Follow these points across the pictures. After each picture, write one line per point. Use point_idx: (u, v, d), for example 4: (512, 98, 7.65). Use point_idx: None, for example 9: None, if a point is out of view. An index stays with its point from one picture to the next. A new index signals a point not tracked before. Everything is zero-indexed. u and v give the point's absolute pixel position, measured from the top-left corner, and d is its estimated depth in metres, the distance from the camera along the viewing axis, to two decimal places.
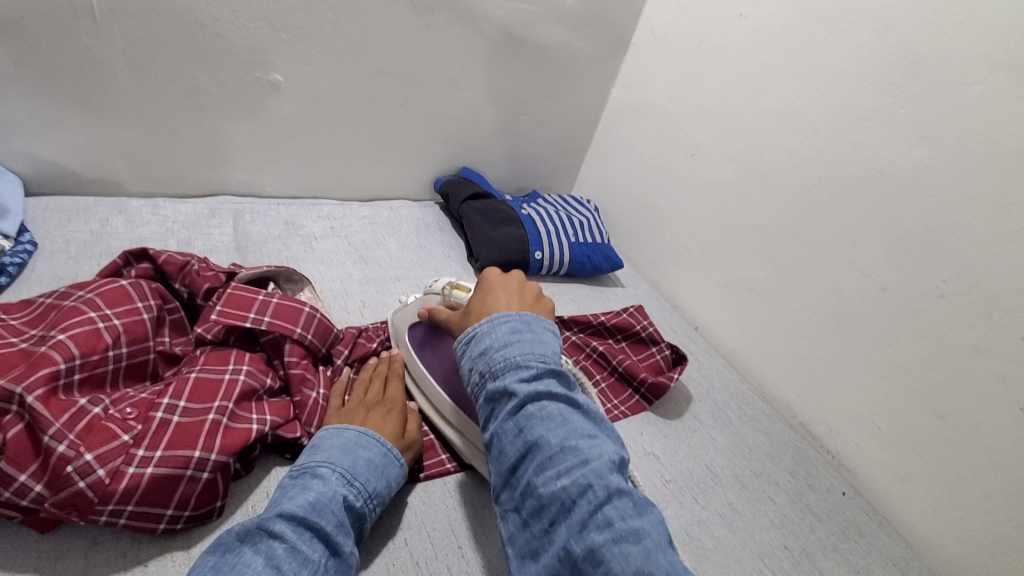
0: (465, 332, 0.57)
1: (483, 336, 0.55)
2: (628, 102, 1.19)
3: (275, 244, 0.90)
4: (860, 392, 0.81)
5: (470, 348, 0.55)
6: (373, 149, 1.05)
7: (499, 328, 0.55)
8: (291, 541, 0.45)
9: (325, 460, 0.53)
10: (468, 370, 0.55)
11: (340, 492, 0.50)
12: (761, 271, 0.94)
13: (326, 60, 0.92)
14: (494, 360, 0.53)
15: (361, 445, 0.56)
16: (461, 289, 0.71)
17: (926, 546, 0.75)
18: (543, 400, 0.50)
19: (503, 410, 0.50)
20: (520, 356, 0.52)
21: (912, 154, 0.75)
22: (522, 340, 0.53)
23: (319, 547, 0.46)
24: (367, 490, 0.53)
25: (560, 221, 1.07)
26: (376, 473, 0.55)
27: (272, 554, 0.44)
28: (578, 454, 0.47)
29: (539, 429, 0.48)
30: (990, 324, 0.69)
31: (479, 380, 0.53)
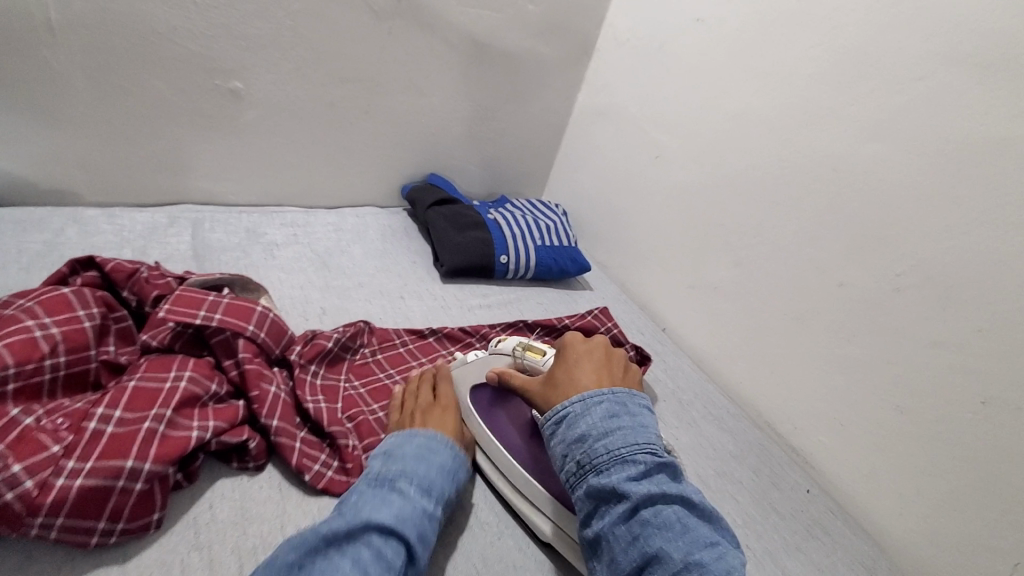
0: (554, 411, 0.55)
1: (577, 419, 0.53)
2: (595, 106, 1.20)
3: (234, 251, 0.89)
4: (823, 389, 0.81)
5: (561, 431, 0.54)
6: (338, 156, 1.05)
7: (593, 410, 0.53)
8: (377, 548, 0.44)
9: (406, 467, 0.53)
10: (562, 456, 0.53)
11: (421, 504, 0.51)
12: (725, 271, 0.94)
13: (289, 67, 0.92)
14: (595, 451, 0.50)
15: (433, 451, 0.57)
16: (536, 352, 0.68)
17: (891, 542, 0.75)
18: (658, 503, 0.47)
19: (614, 512, 0.48)
20: (623, 448, 0.50)
21: (863, 150, 0.76)
22: (621, 428, 0.51)
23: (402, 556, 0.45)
24: (439, 503, 0.53)
25: (526, 225, 1.07)
26: (445, 486, 0.55)
27: (360, 558, 0.43)
28: (705, 574, 0.43)
29: (659, 539, 0.45)
30: (944, 317, 0.69)
31: (575, 470, 0.51)
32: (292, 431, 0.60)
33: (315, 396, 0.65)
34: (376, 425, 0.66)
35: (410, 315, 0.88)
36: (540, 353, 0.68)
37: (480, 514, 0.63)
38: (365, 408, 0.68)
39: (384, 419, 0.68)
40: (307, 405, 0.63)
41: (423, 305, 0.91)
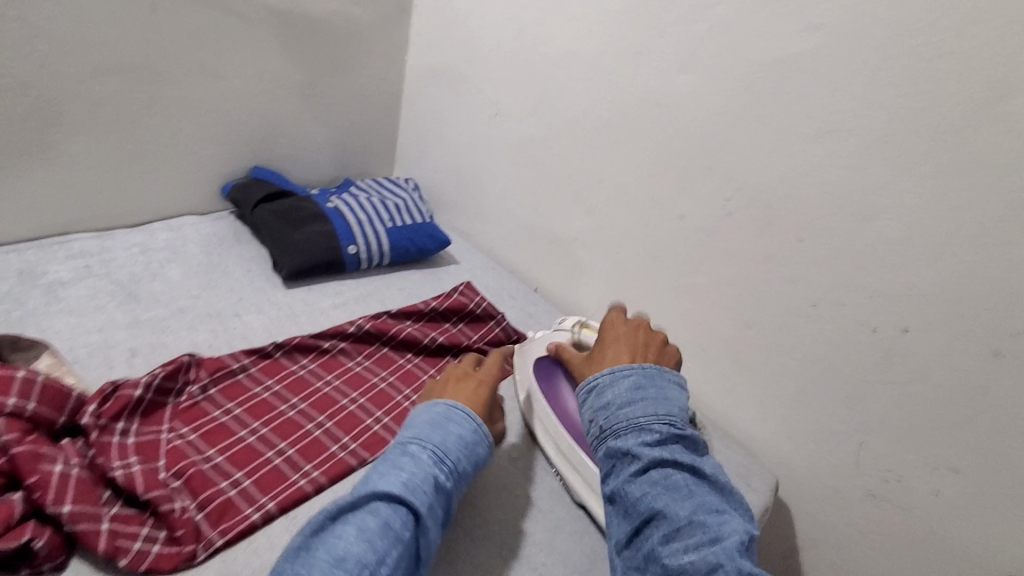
0: (587, 382, 0.59)
1: (607, 388, 0.57)
2: (425, 69, 1.12)
3: (2, 303, 0.71)
4: (684, 320, 0.84)
5: (590, 399, 0.58)
6: (127, 164, 0.88)
7: (622, 381, 0.56)
8: (382, 518, 0.47)
9: (418, 436, 0.55)
10: (588, 421, 0.57)
11: (430, 472, 0.52)
12: (580, 221, 0.93)
13: (24, 64, 0.73)
14: (615, 419, 0.54)
15: (452, 418, 0.57)
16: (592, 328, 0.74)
17: (760, 447, 0.80)
18: (668, 467, 0.50)
19: (626, 471, 0.51)
20: (642, 417, 0.54)
21: (679, 82, 0.76)
22: (646, 398, 0.55)
23: (409, 523, 0.48)
24: (458, 468, 0.54)
25: (371, 208, 0.98)
26: (467, 449, 0.56)
27: (364, 526, 0.46)
28: (706, 530, 0.46)
29: (663, 498, 0.48)
30: (771, 233, 0.72)
31: (597, 434, 0.55)
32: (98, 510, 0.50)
33: (126, 460, 0.54)
34: (211, 474, 0.57)
35: (249, 333, 0.77)
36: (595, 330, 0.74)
37: None
38: (197, 458, 0.58)
39: (224, 464, 0.58)
40: (111, 474, 0.52)
41: (264, 318, 0.80)
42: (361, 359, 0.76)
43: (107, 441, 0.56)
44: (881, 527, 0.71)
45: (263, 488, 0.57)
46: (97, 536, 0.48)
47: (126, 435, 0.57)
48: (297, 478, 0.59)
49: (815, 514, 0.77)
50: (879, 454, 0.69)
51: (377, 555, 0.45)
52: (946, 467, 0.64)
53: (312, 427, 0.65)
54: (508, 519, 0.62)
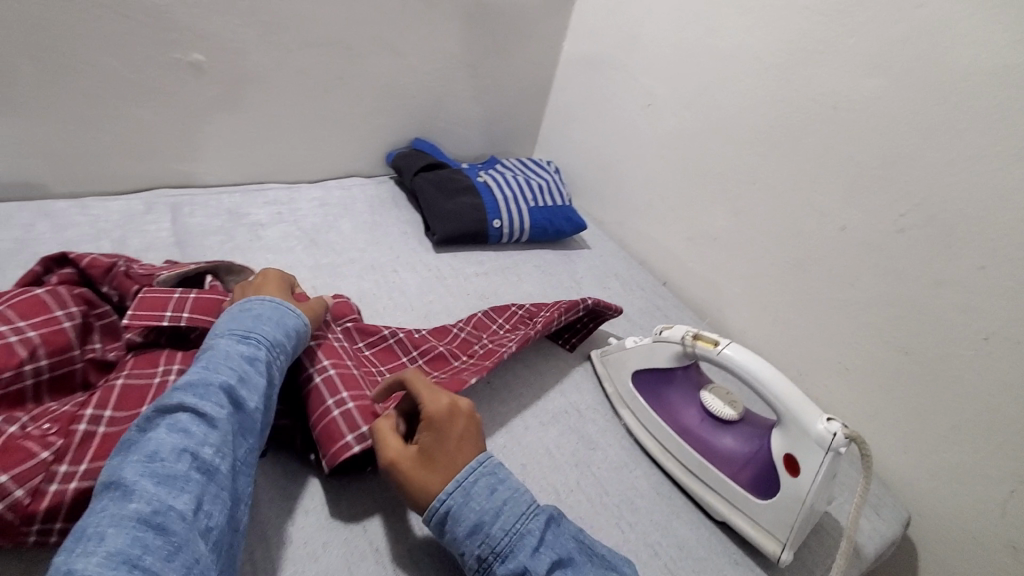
0: (431, 507, 0.47)
1: (460, 512, 0.47)
2: (581, 55, 1.14)
3: (218, 235, 0.86)
4: (826, 334, 0.81)
5: (452, 527, 0.47)
6: (314, 126, 1.00)
7: (442, 505, 0.47)
8: (191, 405, 0.44)
9: (217, 330, 0.51)
10: (460, 554, 0.47)
11: (231, 353, 0.49)
12: (723, 220, 0.92)
13: (251, 35, 0.86)
14: (494, 539, 0.46)
15: (247, 308, 0.55)
16: (708, 341, 0.64)
17: (897, 481, 0.75)
18: None
19: None
20: (516, 522, 0.46)
21: (864, 86, 0.72)
22: (498, 503, 0.47)
23: (221, 402, 0.45)
24: (266, 340, 0.52)
25: (517, 186, 1.04)
26: (268, 325, 0.54)
27: (174, 421, 0.43)
28: None
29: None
30: (947, 257, 0.67)
31: (478, 566, 0.46)
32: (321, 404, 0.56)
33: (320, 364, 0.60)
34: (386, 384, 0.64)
35: (405, 287, 0.86)
36: (712, 343, 0.64)
37: None
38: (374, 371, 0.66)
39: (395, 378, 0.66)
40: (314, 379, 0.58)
41: (417, 276, 0.89)
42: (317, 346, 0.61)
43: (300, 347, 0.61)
44: None
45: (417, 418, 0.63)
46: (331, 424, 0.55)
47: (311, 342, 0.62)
48: None
49: (951, 560, 0.71)
50: None
51: (196, 439, 0.42)
52: None
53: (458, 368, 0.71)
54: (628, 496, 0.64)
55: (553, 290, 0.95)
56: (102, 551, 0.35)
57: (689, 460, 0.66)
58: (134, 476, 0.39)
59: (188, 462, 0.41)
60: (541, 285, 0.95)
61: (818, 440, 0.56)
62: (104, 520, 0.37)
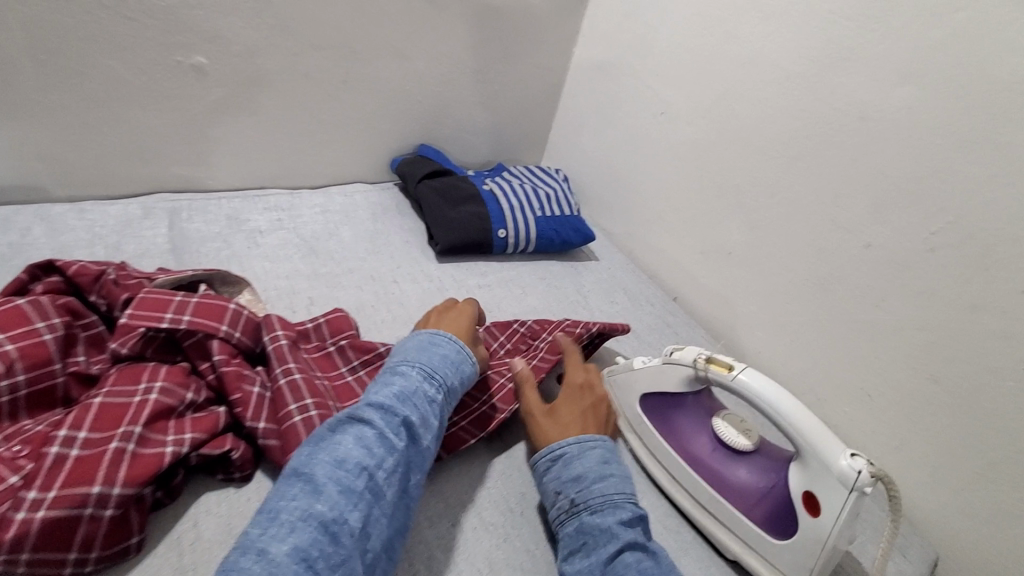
0: (551, 449, 0.58)
1: (573, 460, 0.57)
2: (593, 61, 1.11)
3: (215, 241, 0.83)
4: (848, 357, 0.76)
5: (557, 468, 0.57)
6: (317, 131, 0.98)
7: (589, 454, 0.57)
8: (378, 428, 0.49)
9: (406, 359, 0.57)
10: (555, 492, 0.56)
11: (421, 389, 0.54)
12: (739, 235, 0.87)
13: (255, 36, 0.84)
14: (590, 493, 0.54)
15: (436, 344, 0.59)
16: (721, 365, 0.60)
17: (924, 518, 0.70)
18: (641, 553, 0.50)
19: (601, 551, 0.50)
20: (616, 494, 0.54)
21: (894, 95, 0.68)
22: (614, 475, 0.55)
23: (402, 435, 0.50)
24: (445, 385, 0.56)
25: (524, 195, 1.00)
26: (452, 368, 0.58)
27: (361, 436, 0.48)
28: None
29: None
30: (983, 279, 0.62)
31: (567, 509, 0.54)
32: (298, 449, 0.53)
33: (301, 403, 0.56)
34: None
35: (405, 299, 0.83)
36: (726, 368, 0.60)
37: (484, 513, 0.58)
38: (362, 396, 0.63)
39: None
40: (292, 420, 0.54)
41: (418, 288, 0.86)
42: (289, 368, 0.58)
43: (282, 380, 0.57)
44: None
45: None
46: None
47: (293, 374, 0.58)
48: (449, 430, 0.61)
49: None
50: None
51: (376, 462, 0.47)
52: None
53: None
54: None
55: (559, 304, 0.91)
56: (290, 542, 0.40)
57: (700, 492, 0.61)
58: (323, 479, 0.45)
59: (365, 481, 0.46)
60: (546, 299, 0.91)
61: (842, 478, 0.51)
62: (296, 512, 0.42)
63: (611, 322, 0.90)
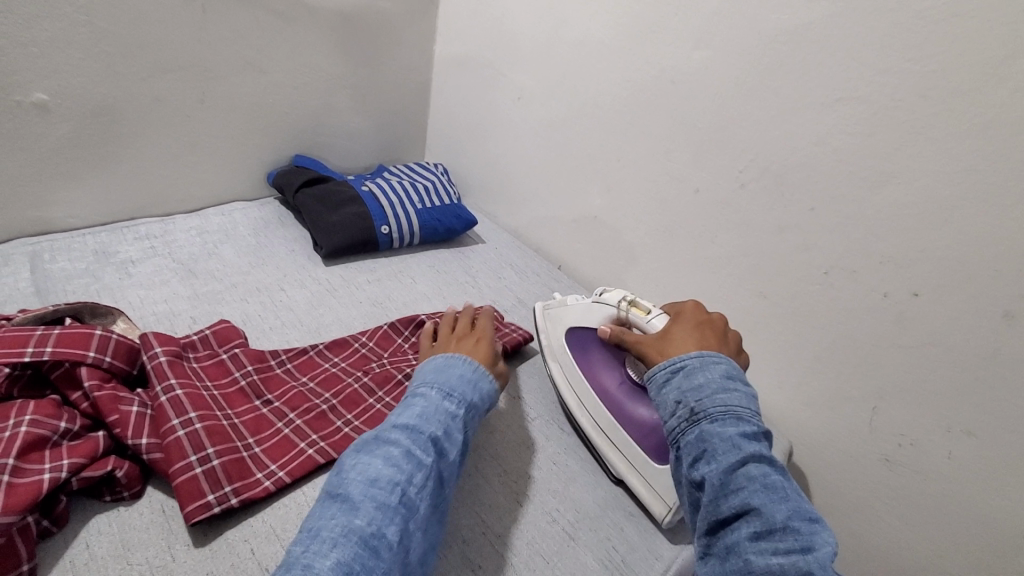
0: (670, 362, 0.54)
1: (696, 372, 0.53)
2: (453, 57, 1.17)
3: (83, 277, 0.81)
4: (699, 291, 0.86)
5: (677, 380, 0.53)
6: (183, 155, 0.97)
7: (713, 367, 0.52)
8: (404, 446, 0.51)
9: (424, 380, 0.59)
10: (673, 403, 0.52)
11: (440, 404, 0.56)
12: (600, 199, 0.96)
13: (97, 66, 0.83)
14: (711, 402, 0.50)
15: (452, 364, 0.62)
16: (641, 308, 0.68)
17: (779, 415, 0.82)
18: (765, 466, 0.46)
19: (722, 460, 0.47)
20: (740, 406, 0.50)
21: (692, 58, 0.78)
22: (740, 390, 0.51)
23: (429, 449, 0.52)
24: (465, 401, 0.58)
25: (403, 190, 1.04)
26: (469, 386, 0.60)
27: (390, 454, 0.50)
28: (798, 537, 0.42)
29: (760, 497, 0.44)
30: (782, 203, 0.74)
31: (687, 417, 0.50)
32: (181, 461, 0.55)
33: (183, 417, 0.58)
34: (265, 418, 0.64)
35: (293, 304, 0.85)
36: (644, 311, 0.67)
37: None
38: (255, 401, 0.66)
39: (278, 408, 0.66)
40: (175, 434, 0.56)
41: (306, 292, 0.88)
42: (171, 385, 0.60)
43: (161, 398, 0.59)
44: (898, 490, 0.72)
45: (298, 440, 0.63)
46: (190, 483, 0.54)
47: (173, 390, 0.60)
48: (341, 424, 0.66)
49: (834, 480, 0.78)
50: (893, 418, 0.70)
51: (405, 476, 0.49)
52: (954, 426, 0.65)
53: (352, 381, 0.72)
54: (529, 472, 0.68)
55: (448, 287, 0.96)
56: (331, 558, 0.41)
57: None
58: (358, 496, 0.46)
59: (399, 496, 0.47)
60: (435, 284, 0.96)
61: None
62: (337, 529, 0.43)
63: (499, 295, 0.96)
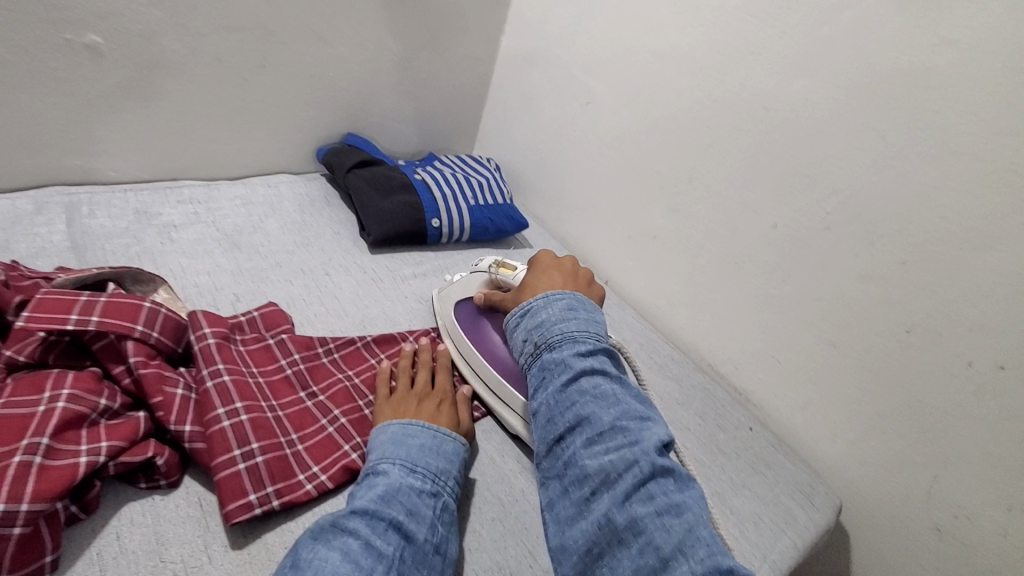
0: (521, 307, 0.66)
1: (540, 310, 0.64)
2: (520, 50, 1.12)
3: (123, 238, 0.77)
4: (759, 329, 0.83)
5: (525, 322, 0.65)
6: (235, 119, 0.93)
7: (555, 303, 0.64)
8: (364, 537, 0.46)
9: (384, 455, 0.54)
10: (523, 341, 0.64)
11: (404, 482, 0.51)
12: (663, 219, 0.92)
13: (158, 15, 0.78)
14: (550, 334, 0.61)
15: (411, 433, 0.57)
16: (508, 268, 0.77)
17: (827, 467, 0.79)
18: (595, 377, 0.58)
19: (558, 380, 0.58)
20: (576, 332, 0.61)
21: (792, 87, 0.74)
22: (578, 318, 0.62)
23: (392, 538, 0.47)
24: (432, 474, 0.54)
25: (457, 183, 1.00)
26: (434, 455, 0.56)
27: (348, 549, 0.44)
28: (627, 433, 0.53)
29: (591, 405, 0.55)
30: (869, 253, 0.70)
31: (534, 351, 0.62)
32: (224, 455, 0.51)
33: (229, 405, 0.54)
34: (309, 414, 0.61)
35: (338, 292, 0.81)
36: (511, 269, 0.77)
37: None
38: (300, 393, 0.62)
39: (323, 403, 0.63)
40: (220, 424, 0.53)
41: (351, 279, 0.84)
42: (218, 369, 0.56)
43: (208, 382, 0.55)
44: (951, 567, 0.68)
45: (343, 441, 0.59)
46: (233, 480, 0.50)
47: (221, 375, 0.56)
48: None
49: (878, 543, 0.74)
50: (957, 492, 0.67)
51: (366, 573, 0.43)
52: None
53: None
54: None
55: None
56: None
57: None
58: None
59: None
60: None
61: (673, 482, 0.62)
62: None
63: None
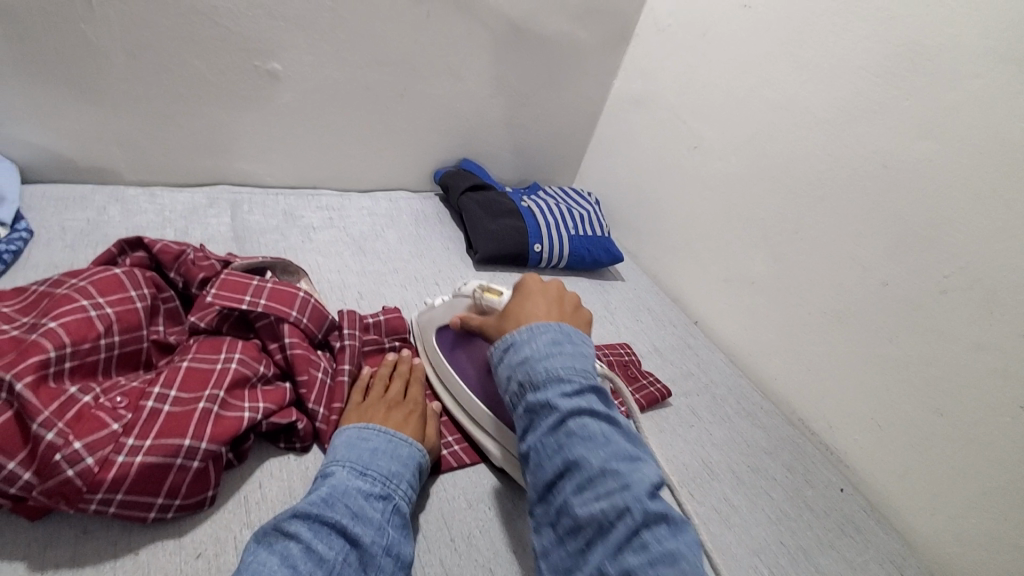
0: (503, 340, 0.56)
1: (523, 344, 0.54)
2: (630, 94, 1.18)
3: (273, 234, 0.89)
4: (858, 388, 0.81)
5: (506, 356, 0.55)
6: (371, 139, 1.05)
7: (539, 336, 0.54)
8: (306, 540, 0.45)
9: (334, 458, 0.54)
10: (506, 379, 0.54)
11: (351, 484, 0.51)
12: (763, 266, 0.93)
13: (324, 49, 0.91)
14: (535, 372, 0.52)
15: (365, 436, 0.56)
16: (492, 292, 0.64)
17: (923, 542, 0.74)
18: (584, 417, 0.50)
19: (543, 424, 0.50)
20: (561, 368, 0.52)
21: (914, 147, 0.74)
22: (562, 352, 0.53)
23: (334, 542, 0.46)
24: (383, 476, 0.53)
25: (560, 214, 1.07)
26: (388, 458, 0.55)
27: (287, 552, 0.44)
28: (619, 477, 0.46)
29: (580, 448, 0.48)
30: (988, 322, 0.68)
31: (518, 392, 0.53)
32: None
33: None
34: None
35: None
36: (496, 294, 0.64)
37: (517, 502, 0.63)
38: None
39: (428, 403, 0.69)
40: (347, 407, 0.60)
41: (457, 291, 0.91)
42: None
43: None
44: None
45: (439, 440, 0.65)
46: None
47: None
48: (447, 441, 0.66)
49: None
50: None
51: None
52: None
53: None
54: None
55: None
56: None
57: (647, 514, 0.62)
58: None
59: None
60: None
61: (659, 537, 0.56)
62: None
63: (636, 338, 0.95)
